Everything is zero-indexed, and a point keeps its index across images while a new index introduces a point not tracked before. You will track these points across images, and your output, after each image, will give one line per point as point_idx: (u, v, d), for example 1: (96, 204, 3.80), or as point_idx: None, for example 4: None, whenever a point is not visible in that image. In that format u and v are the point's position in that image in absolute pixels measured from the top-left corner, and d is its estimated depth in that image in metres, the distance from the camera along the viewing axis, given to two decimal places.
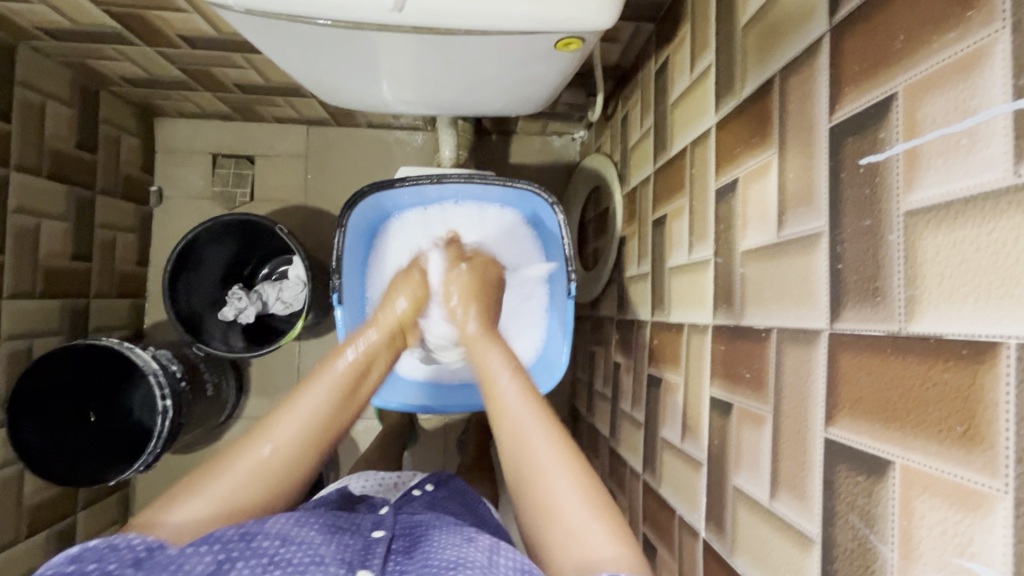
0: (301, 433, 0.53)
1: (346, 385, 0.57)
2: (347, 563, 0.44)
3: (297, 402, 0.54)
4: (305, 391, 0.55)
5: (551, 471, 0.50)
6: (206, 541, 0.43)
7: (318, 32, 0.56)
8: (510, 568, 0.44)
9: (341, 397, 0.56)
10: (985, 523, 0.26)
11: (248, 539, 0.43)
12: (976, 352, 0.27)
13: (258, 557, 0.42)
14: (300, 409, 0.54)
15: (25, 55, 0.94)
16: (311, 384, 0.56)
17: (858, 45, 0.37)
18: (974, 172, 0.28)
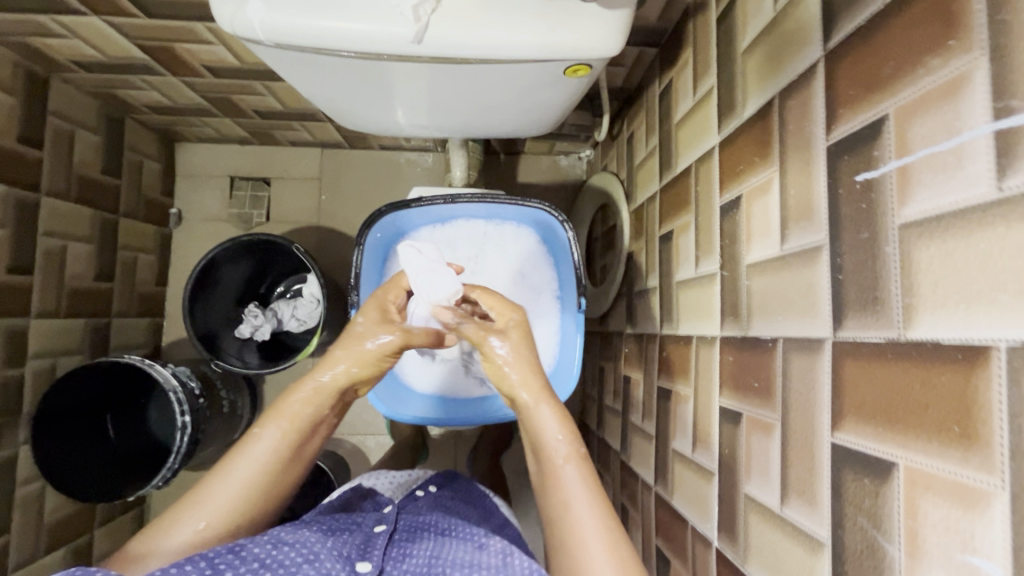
0: (233, 503, 0.51)
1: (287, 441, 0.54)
2: (345, 558, 0.47)
3: (229, 466, 0.52)
4: (238, 458, 0.53)
5: (589, 533, 0.47)
6: (186, 560, 0.40)
7: (340, 62, 0.59)
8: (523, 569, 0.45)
9: (280, 460, 0.53)
10: (985, 518, 0.28)
11: (234, 552, 0.43)
12: (970, 356, 0.29)
13: (248, 563, 0.42)
14: (234, 472, 0.52)
15: (57, 86, 0.99)
16: (243, 447, 0.53)
17: (850, 70, 0.39)
18: (961, 187, 0.30)
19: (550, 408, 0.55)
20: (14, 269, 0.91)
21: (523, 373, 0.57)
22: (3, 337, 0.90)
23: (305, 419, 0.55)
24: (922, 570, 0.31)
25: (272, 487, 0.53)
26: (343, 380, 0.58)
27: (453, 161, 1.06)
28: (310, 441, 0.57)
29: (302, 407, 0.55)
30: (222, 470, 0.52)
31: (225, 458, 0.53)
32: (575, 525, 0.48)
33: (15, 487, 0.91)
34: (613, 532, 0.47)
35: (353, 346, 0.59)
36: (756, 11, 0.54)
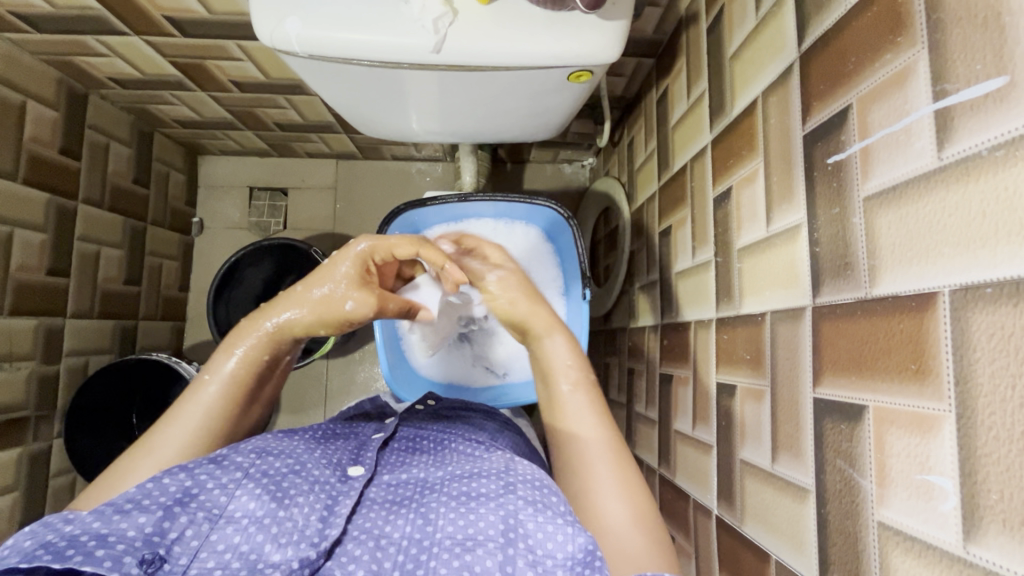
0: (188, 445, 0.53)
1: (240, 387, 0.56)
2: (336, 464, 0.53)
3: (179, 412, 0.54)
4: (188, 405, 0.55)
5: (598, 462, 0.53)
6: (167, 473, 0.46)
7: (364, 72, 0.66)
8: (526, 474, 0.50)
9: (234, 403, 0.56)
10: (937, 440, 0.32)
11: (218, 462, 0.48)
12: (921, 302, 0.34)
13: (230, 472, 0.48)
14: (185, 418, 0.54)
15: (94, 102, 1.06)
16: (192, 396, 0.55)
17: (821, 68, 0.45)
18: (910, 161, 0.35)
19: (561, 342, 0.62)
20: (52, 270, 0.97)
21: (559, 355, 0.61)
22: (42, 334, 0.95)
23: (260, 362, 0.58)
24: (890, 495, 0.36)
25: (226, 430, 0.55)
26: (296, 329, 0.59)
27: (463, 167, 1.12)
28: (265, 384, 0.59)
29: (255, 352, 0.58)
30: (172, 418, 0.54)
31: (174, 407, 0.55)
32: (585, 455, 0.54)
33: (49, 478, 0.96)
34: (620, 462, 0.53)
35: (305, 298, 0.60)
36: (741, 21, 0.60)
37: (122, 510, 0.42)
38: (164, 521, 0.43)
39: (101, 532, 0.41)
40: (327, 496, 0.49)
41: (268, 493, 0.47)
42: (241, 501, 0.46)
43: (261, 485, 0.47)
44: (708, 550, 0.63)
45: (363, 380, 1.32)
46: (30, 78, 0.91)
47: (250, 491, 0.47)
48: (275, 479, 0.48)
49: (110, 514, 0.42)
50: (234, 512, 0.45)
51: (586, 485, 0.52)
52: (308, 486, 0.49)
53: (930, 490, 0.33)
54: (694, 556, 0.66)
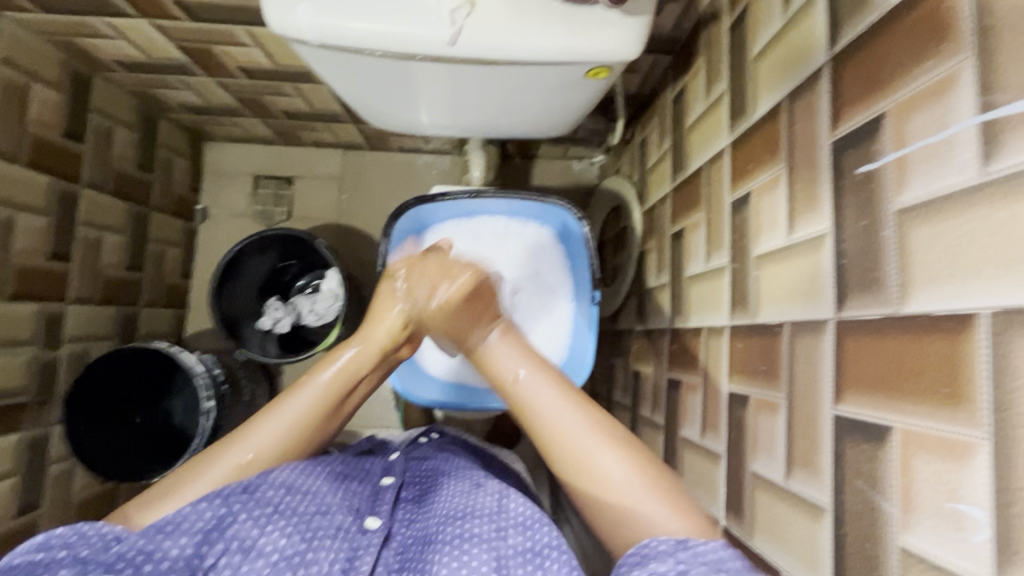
0: (277, 438, 0.54)
1: (330, 401, 0.57)
2: (355, 512, 0.52)
3: (275, 410, 0.55)
4: (283, 402, 0.56)
5: (597, 452, 0.49)
6: (204, 499, 0.48)
7: (374, 62, 0.64)
8: (518, 514, 0.50)
9: (320, 409, 0.56)
10: (969, 467, 0.31)
11: (250, 492, 0.49)
12: (958, 323, 0.32)
13: (262, 506, 0.49)
14: (281, 414, 0.55)
15: (99, 84, 1.04)
16: (291, 393, 0.56)
17: (854, 73, 0.43)
18: (949, 174, 0.34)
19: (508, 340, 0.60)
20: (54, 255, 0.96)
21: (509, 356, 0.58)
22: (42, 320, 0.94)
23: (347, 372, 0.59)
24: (915, 521, 0.35)
25: (316, 427, 0.56)
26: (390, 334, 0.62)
27: (472, 161, 1.10)
28: (350, 396, 0.59)
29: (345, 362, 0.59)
30: (268, 413, 0.55)
31: (272, 403, 0.56)
32: (567, 440, 0.51)
33: (47, 465, 0.95)
34: (622, 444, 0.50)
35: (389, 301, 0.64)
36: (767, 20, 0.58)
37: (164, 530, 0.46)
38: (202, 545, 0.46)
39: (147, 548, 0.45)
40: (349, 547, 0.48)
41: (299, 533, 0.48)
42: (272, 536, 0.47)
43: (292, 524, 0.48)
44: None
45: None
46: (34, 60, 0.89)
47: (280, 527, 0.48)
48: (304, 519, 0.49)
49: (153, 533, 0.46)
50: (264, 546, 0.46)
51: (579, 463, 0.50)
52: (334, 531, 0.49)
53: (960, 519, 0.32)
54: None
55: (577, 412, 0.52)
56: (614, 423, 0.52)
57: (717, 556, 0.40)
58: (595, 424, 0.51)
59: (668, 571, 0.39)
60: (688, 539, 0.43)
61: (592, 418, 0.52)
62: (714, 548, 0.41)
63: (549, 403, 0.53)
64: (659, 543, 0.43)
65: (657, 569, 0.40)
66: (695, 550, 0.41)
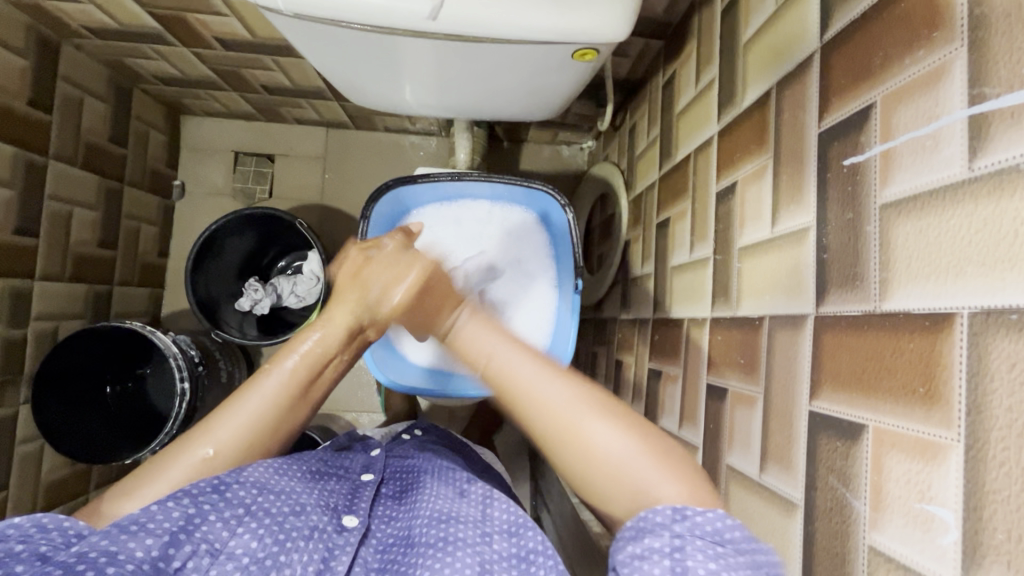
0: (243, 430, 0.50)
1: (297, 387, 0.52)
2: (331, 510, 0.52)
3: (240, 399, 0.51)
4: (247, 393, 0.51)
5: (586, 420, 0.44)
6: (172, 496, 0.45)
7: (353, 36, 0.61)
8: (502, 522, 0.50)
9: (287, 396, 0.52)
10: (941, 469, 0.31)
11: (221, 491, 0.47)
12: (937, 322, 0.32)
13: (233, 508, 0.47)
14: (244, 407, 0.51)
15: (68, 52, 0.99)
16: (252, 385, 0.52)
17: (843, 61, 0.42)
18: (935, 169, 0.33)
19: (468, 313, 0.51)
20: (20, 230, 0.93)
21: (479, 335, 0.49)
22: (7, 296, 0.91)
23: (315, 355, 0.54)
24: (884, 520, 0.34)
25: (283, 418, 0.52)
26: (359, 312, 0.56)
27: (458, 144, 1.08)
28: (320, 379, 0.54)
29: (315, 343, 0.54)
30: (230, 406, 0.51)
31: (235, 393, 0.52)
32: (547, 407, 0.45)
33: (15, 445, 0.92)
34: (609, 412, 0.45)
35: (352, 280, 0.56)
36: (759, 5, 0.56)
37: (128, 530, 0.42)
38: (169, 547, 0.43)
39: (111, 549, 0.41)
40: (324, 547, 0.48)
41: (270, 535, 0.46)
42: (243, 538, 0.45)
43: (264, 525, 0.47)
44: None
45: None
46: None
47: (252, 530, 0.46)
48: (276, 520, 0.48)
49: (116, 533, 0.42)
50: (235, 549, 0.45)
51: (570, 439, 0.44)
52: (308, 532, 0.48)
53: (928, 520, 0.31)
54: None
55: (558, 382, 0.46)
56: (595, 387, 0.47)
57: (717, 526, 0.38)
58: (578, 390, 0.46)
59: (663, 546, 0.38)
60: (684, 507, 0.40)
61: (573, 383, 0.46)
62: (710, 518, 0.39)
63: (528, 376, 0.46)
64: (655, 514, 0.40)
65: (652, 544, 0.38)
66: (693, 520, 0.39)
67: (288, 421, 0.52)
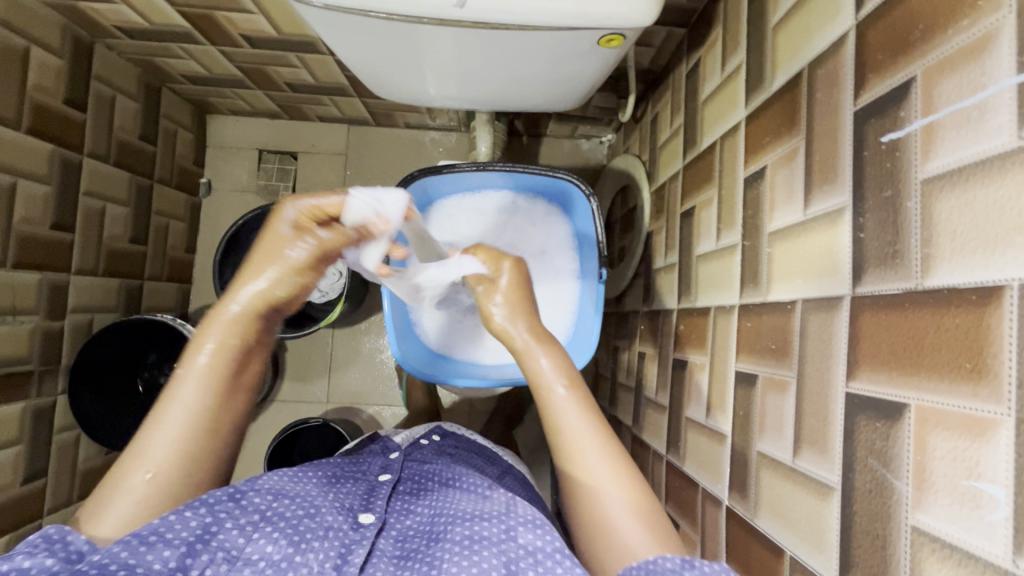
0: (178, 440, 0.51)
1: (217, 382, 0.53)
2: (346, 510, 0.52)
3: (164, 412, 0.52)
4: (170, 401, 0.52)
5: (615, 500, 0.51)
6: (189, 506, 0.46)
7: (379, 27, 0.62)
8: (525, 515, 0.49)
9: (213, 395, 0.53)
10: (990, 444, 0.30)
11: (236, 499, 0.49)
12: (984, 296, 0.31)
13: (247, 515, 0.48)
14: (170, 417, 0.51)
15: (100, 52, 1.02)
16: (172, 393, 0.52)
17: (881, 36, 0.41)
18: (982, 139, 0.32)
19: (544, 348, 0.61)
20: (57, 225, 0.96)
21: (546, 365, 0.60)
22: (46, 290, 0.94)
23: (228, 349, 0.54)
24: (927, 500, 0.34)
25: (215, 417, 0.53)
26: (268, 299, 0.56)
27: (479, 137, 1.08)
28: (242, 370, 0.55)
29: (223, 339, 0.54)
30: (158, 416, 0.52)
31: (157, 407, 0.52)
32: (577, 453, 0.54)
33: (52, 434, 0.95)
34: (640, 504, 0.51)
35: (262, 264, 0.56)
36: None
37: (148, 542, 0.43)
38: (186, 557, 0.43)
39: (129, 561, 0.41)
40: (341, 544, 0.48)
41: (285, 537, 0.46)
42: (259, 543, 0.46)
43: (279, 529, 0.47)
44: (715, 541, 0.61)
45: (368, 351, 1.26)
46: (35, 24, 0.88)
47: (267, 534, 0.46)
48: (291, 524, 0.48)
49: (136, 545, 0.42)
50: (251, 555, 0.45)
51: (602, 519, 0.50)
52: (323, 532, 0.48)
53: (977, 497, 0.31)
54: (700, 545, 0.65)
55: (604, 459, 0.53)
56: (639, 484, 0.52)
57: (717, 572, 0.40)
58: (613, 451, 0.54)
59: None
60: (693, 559, 0.42)
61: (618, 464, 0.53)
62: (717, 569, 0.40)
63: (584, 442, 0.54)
64: (666, 561, 0.41)
65: None
66: (701, 569, 0.40)
67: (224, 417, 0.53)
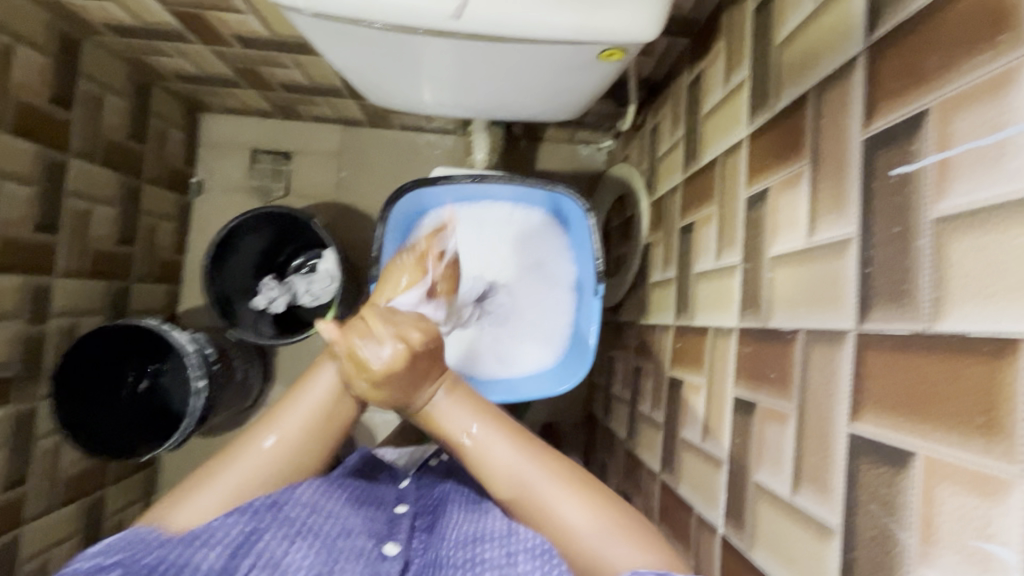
0: (302, 426, 0.52)
1: (349, 386, 0.54)
2: (375, 535, 0.50)
3: (300, 396, 0.53)
4: (303, 392, 0.53)
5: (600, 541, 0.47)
6: (235, 512, 0.46)
7: (372, 35, 0.59)
8: (527, 539, 0.46)
9: (334, 396, 0.53)
10: (1001, 506, 0.29)
11: (277, 509, 0.48)
12: (998, 348, 0.30)
13: (289, 526, 0.47)
14: (304, 400, 0.53)
15: (88, 49, 0.99)
16: (306, 380, 0.53)
17: (894, 64, 0.39)
18: (1000, 180, 0.31)
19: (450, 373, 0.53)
20: (40, 227, 0.93)
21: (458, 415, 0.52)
22: (28, 293, 0.91)
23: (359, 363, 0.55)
24: (934, 555, 0.33)
25: (333, 416, 0.53)
26: (401, 318, 0.62)
27: (476, 143, 1.06)
28: (362, 384, 0.55)
29: None
30: (292, 399, 0.53)
31: (292, 393, 0.54)
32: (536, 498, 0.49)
33: (34, 441, 0.93)
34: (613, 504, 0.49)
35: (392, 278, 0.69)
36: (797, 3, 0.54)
37: (195, 541, 0.44)
38: (230, 560, 0.44)
39: (180, 561, 0.43)
40: (368, 568, 0.46)
41: (320, 555, 0.46)
42: (297, 555, 0.45)
43: (316, 543, 0.47)
44: (709, 569, 0.60)
45: None
46: (19, 20, 0.85)
47: (306, 545, 0.46)
48: (329, 540, 0.47)
49: (184, 546, 0.43)
50: (290, 564, 0.44)
51: (541, 512, 0.49)
52: (354, 554, 0.47)
53: (986, 560, 0.29)
54: (694, 570, 0.64)
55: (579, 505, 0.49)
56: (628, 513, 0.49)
57: None
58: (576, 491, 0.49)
59: None
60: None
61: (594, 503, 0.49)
62: None
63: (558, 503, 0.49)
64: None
65: None
66: None
67: (340, 419, 0.53)
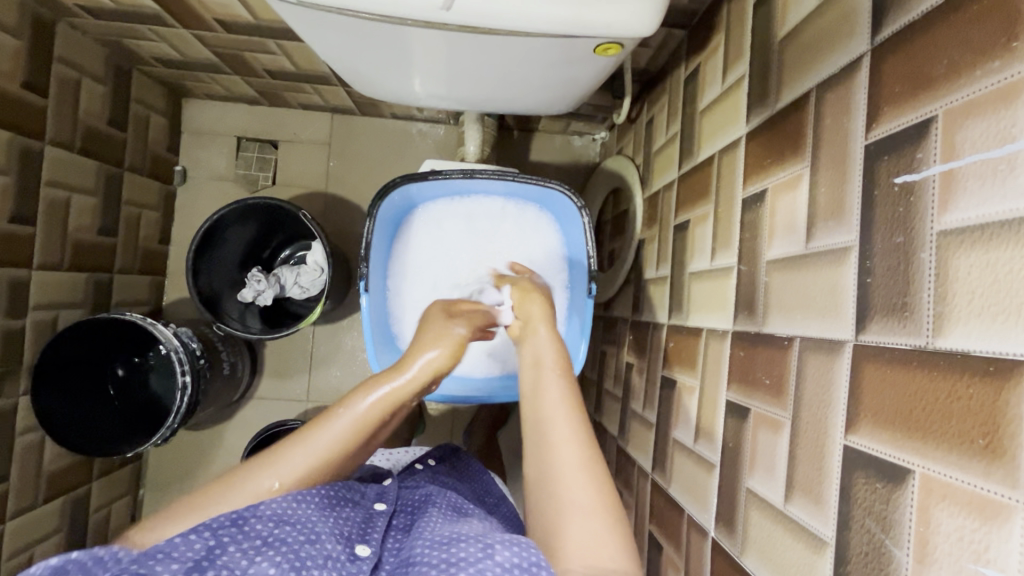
0: (309, 468, 0.51)
1: (364, 429, 0.55)
2: (344, 539, 0.48)
3: (312, 434, 0.53)
4: (320, 429, 0.53)
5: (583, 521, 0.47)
6: (195, 528, 0.44)
7: (359, 25, 0.57)
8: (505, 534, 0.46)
9: (354, 439, 0.54)
10: (1002, 529, 0.28)
11: (240, 524, 0.45)
12: (1002, 369, 0.29)
13: (250, 539, 0.44)
14: (316, 441, 0.52)
15: (64, 31, 0.95)
16: (322, 421, 0.54)
17: (899, 67, 0.38)
18: (1008, 196, 0.30)
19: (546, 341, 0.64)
20: (16, 218, 0.90)
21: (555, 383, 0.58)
22: (5, 286, 0.89)
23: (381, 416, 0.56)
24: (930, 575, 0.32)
25: (340, 460, 0.54)
26: (431, 372, 0.62)
27: (468, 135, 1.04)
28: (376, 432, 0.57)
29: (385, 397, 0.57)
30: (304, 436, 0.53)
31: (307, 428, 0.54)
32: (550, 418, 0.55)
33: (15, 437, 0.91)
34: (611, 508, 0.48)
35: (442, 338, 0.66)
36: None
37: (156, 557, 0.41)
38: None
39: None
40: None
41: (287, 562, 0.43)
42: (261, 566, 0.42)
43: (282, 554, 0.43)
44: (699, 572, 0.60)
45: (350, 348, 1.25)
46: None
47: (270, 557, 0.43)
48: (293, 548, 0.44)
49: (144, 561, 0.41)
50: None
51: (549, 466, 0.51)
52: (322, 561, 0.44)
53: None
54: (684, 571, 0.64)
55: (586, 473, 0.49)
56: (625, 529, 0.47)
57: None
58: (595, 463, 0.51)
59: None
60: None
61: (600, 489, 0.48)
62: None
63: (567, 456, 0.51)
64: None
65: None
66: None
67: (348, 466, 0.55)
